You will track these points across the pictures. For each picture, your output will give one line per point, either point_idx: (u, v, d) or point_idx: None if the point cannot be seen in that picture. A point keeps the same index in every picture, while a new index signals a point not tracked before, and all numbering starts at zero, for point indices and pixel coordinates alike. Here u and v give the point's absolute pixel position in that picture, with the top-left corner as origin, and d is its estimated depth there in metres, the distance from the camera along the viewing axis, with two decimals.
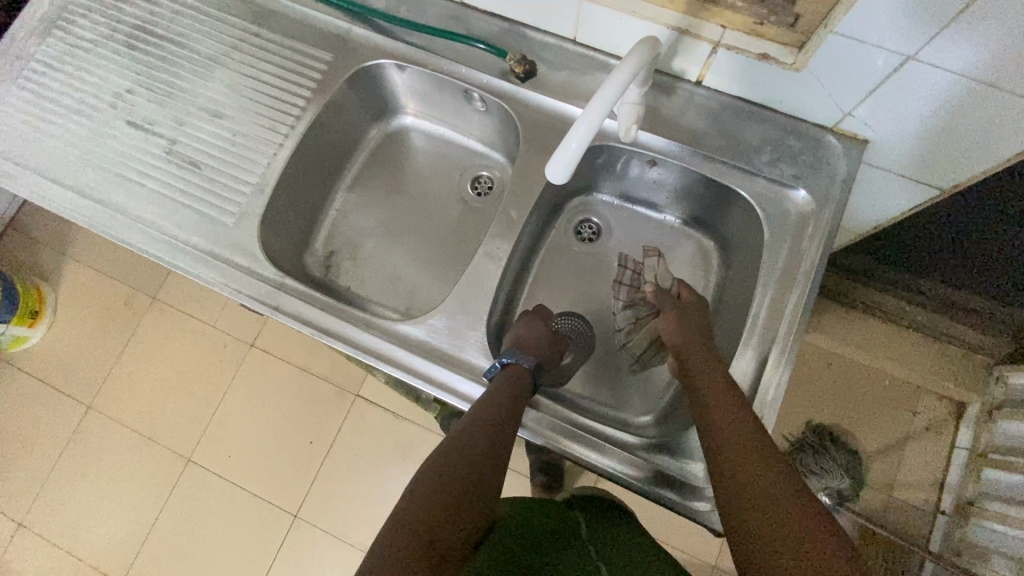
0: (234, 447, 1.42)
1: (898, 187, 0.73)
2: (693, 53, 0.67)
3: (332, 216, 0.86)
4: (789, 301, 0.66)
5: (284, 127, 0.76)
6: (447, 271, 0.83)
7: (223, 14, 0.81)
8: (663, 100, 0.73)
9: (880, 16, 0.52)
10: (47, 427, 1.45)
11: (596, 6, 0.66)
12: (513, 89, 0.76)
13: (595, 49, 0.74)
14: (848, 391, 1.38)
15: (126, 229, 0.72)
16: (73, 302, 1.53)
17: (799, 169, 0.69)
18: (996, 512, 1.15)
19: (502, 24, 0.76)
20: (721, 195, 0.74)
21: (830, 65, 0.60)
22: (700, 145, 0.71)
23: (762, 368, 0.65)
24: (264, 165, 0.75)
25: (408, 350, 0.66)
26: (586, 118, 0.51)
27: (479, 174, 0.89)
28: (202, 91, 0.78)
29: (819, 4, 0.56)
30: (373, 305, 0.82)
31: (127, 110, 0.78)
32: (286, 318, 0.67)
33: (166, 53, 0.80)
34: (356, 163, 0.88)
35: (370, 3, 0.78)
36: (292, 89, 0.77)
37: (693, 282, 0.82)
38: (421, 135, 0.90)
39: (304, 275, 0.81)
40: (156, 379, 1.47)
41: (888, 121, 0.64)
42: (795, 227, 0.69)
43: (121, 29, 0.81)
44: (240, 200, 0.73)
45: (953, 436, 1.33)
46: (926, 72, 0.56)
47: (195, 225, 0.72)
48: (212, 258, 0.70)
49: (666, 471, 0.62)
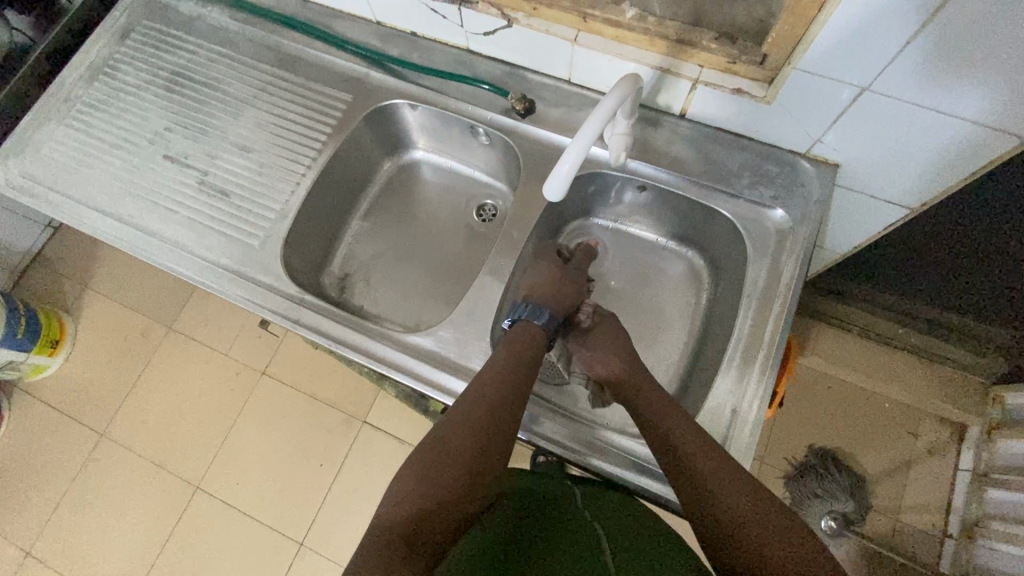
0: (242, 474, 1.43)
1: (871, 207, 0.79)
2: (675, 89, 0.75)
3: (348, 241, 0.92)
4: (773, 310, 0.71)
5: (307, 160, 0.84)
6: (454, 291, 0.89)
7: (252, 61, 0.90)
8: (650, 132, 0.80)
9: (835, 52, 0.60)
10: (61, 456, 1.48)
11: (587, 50, 0.75)
12: (514, 124, 0.84)
13: (587, 88, 0.82)
14: (849, 414, 1.39)
15: (160, 252, 0.78)
16: (93, 333, 1.58)
17: (777, 192, 0.76)
18: (1002, 532, 1.15)
19: (504, 68, 0.85)
20: (707, 216, 0.80)
21: (797, 97, 0.67)
22: (686, 171, 0.78)
23: (749, 373, 0.69)
24: (288, 194, 0.82)
25: (417, 359, 0.70)
26: (578, 142, 0.58)
27: (484, 202, 0.96)
28: (233, 128, 0.86)
29: (782, 44, 0.63)
30: (385, 322, 0.87)
31: (163, 146, 0.86)
32: (306, 330, 0.72)
33: (200, 95, 0.89)
34: (370, 192, 0.95)
35: (386, 51, 0.87)
36: (314, 126, 0.85)
37: (686, 298, 0.86)
38: (430, 167, 0.97)
39: (322, 295, 0.87)
40: (169, 406, 1.50)
41: (853, 146, 0.71)
42: (776, 243, 0.74)
43: (161, 75, 0.90)
44: (265, 225, 0.80)
45: (956, 459, 1.34)
46: (880, 100, 0.63)
47: (223, 247, 0.78)
48: (239, 277, 0.76)
49: (660, 469, 0.67)
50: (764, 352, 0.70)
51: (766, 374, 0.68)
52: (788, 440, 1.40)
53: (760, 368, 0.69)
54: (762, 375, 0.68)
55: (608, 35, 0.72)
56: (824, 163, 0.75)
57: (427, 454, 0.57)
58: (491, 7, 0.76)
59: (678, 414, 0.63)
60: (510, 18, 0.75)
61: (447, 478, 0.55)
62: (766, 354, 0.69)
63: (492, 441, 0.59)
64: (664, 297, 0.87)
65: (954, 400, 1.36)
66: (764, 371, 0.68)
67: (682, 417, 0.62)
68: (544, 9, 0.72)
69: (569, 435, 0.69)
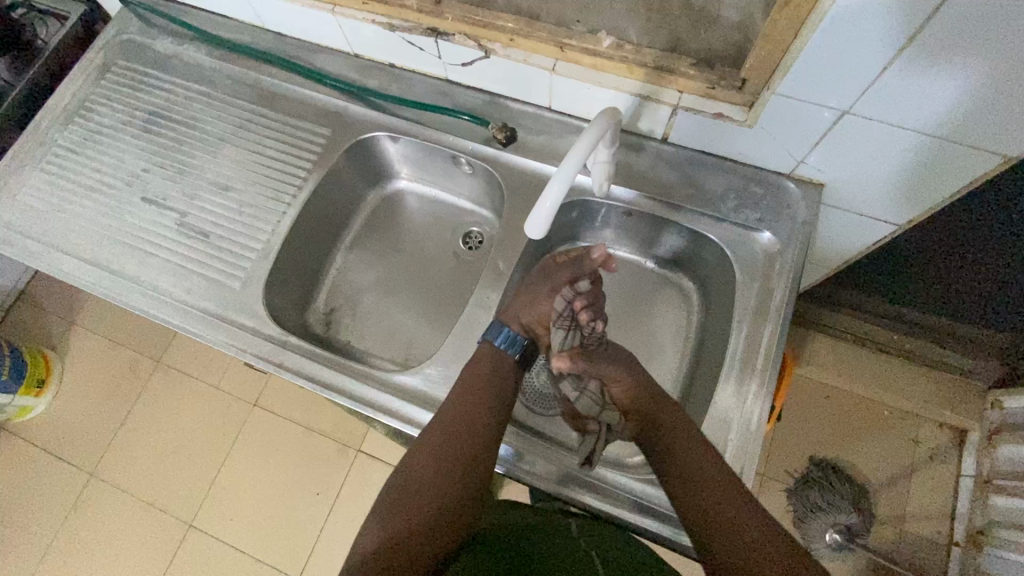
0: (236, 509, 1.40)
1: (859, 225, 0.78)
2: (656, 115, 0.74)
3: (333, 275, 0.91)
4: (764, 334, 0.70)
5: (286, 196, 0.82)
6: (443, 323, 0.87)
7: (230, 98, 0.89)
8: (633, 156, 0.79)
9: (813, 77, 0.60)
10: (51, 498, 1.45)
11: (566, 79, 0.74)
12: (496, 153, 0.83)
13: (568, 115, 0.82)
14: (849, 423, 1.38)
15: (139, 298, 0.77)
16: (81, 370, 1.56)
17: (763, 213, 0.75)
18: (1008, 540, 1.14)
19: (484, 97, 0.84)
20: (694, 239, 0.79)
21: (777, 120, 0.67)
22: (670, 196, 0.77)
23: (743, 400, 0.68)
24: (269, 232, 0.80)
25: (404, 400, 0.69)
26: (559, 176, 0.57)
27: (470, 230, 0.94)
28: (211, 167, 0.85)
29: (760, 69, 0.63)
30: (372, 359, 0.85)
31: (141, 188, 0.84)
32: (289, 374, 0.70)
33: (178, 134, 0.87)
34: (355, 225, 0.94)
35: (365, 83, 0.87)
36: (294, 162, 0.84)
37: (677, 321, 0.85)
38: (414, 197, 0.96)
39: (307, 333, 0.85)
40: (160, 443, 1.47)
41: (838, 167, 0.70)
42: (763, 266, 0.74)
43: (138, 115, 0.89)
44: (246, 265, 0.78)
45: (958, 465, 1.32)
46: (861, 123, 0.63)
47: (203, 290, 0.77)
48: (219, 321, 0.74)
49: (653, 504, 0.66)
50: (756, 379, 0.68)
51: (760, 401, 0.67)
52: (789, 453, 1.38)
53: (753, 395, 0.68)
54: (757, 403, 0.67)
55: (586, 63, 0.71)
56: (809, 182, 0.74)
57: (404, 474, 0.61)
58: (468, 39, 0.75)
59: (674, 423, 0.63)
60: (487, 49, 0.75)
61: (425, 492, 0.59)
62: (760, 381, 0.68)
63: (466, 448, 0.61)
64: (656, 321, 0.86)
65: (950, 403, 1.36)
66: (758, 398, 0.67)
67: (677, 424, 0.63)
68: (520, 40, 0.72)
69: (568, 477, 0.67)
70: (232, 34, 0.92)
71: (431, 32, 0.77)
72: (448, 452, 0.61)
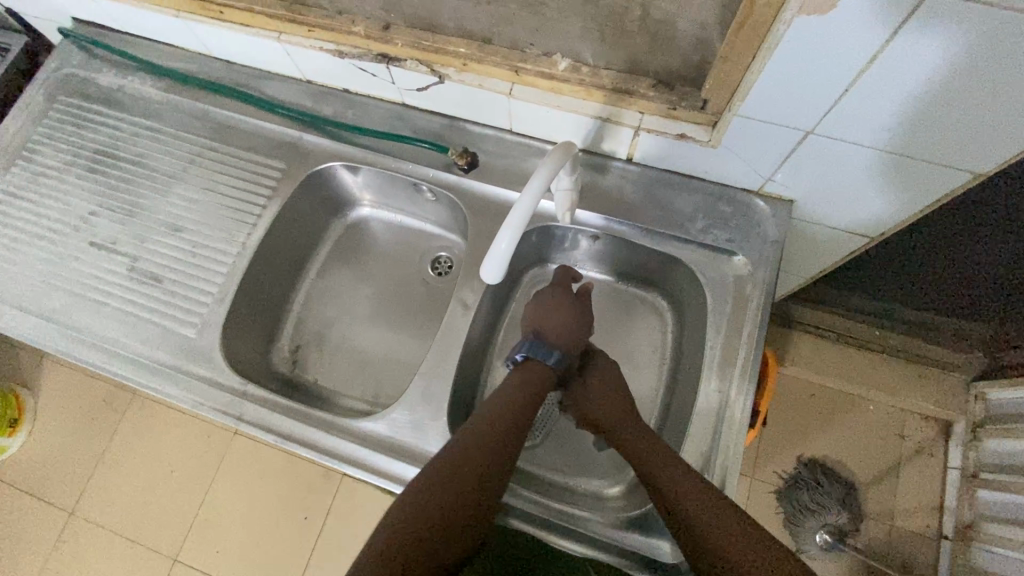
0: (223, 541, 1.38)
1: (831, 238, 0.77)
2: (618, 137, 0.72)
3: (297, 310, 0.88)
4: (738, 359, 0.68)
5: (241, 235, 0.79)
6: (412, 356, 0.84)
7: (180, 132, 0.86)
8: (598, 178, 0.77)
9: (773, 101, 0.58)
10: (30, 540, 1.41)
11: (523, 103, 0.71)
12: (457, 179, 0.80)
13: (530, 137, 0.79)
14: (834, 422, 1.37)
15: (92, 352, 0.73)
16: (55, 406, 1.51)
17: (732, 233, 0.73)
18: (997, 535, 1.12)
19: (443, 121, 0.81)
20: (665, 261, 0.77)
21: (740, 140, 0.65)
22: (638, 218, 0.75)
23: (718, 429, 0.67)
24: (224, 274, 0.77)
25: (369, 448, 0.67)
26: (522, 202, 0.54)
27: (438, 255, 0.91)
28: (163, 207, 0.81)
29: (721, 90, 0.60)
30: (340, 398, 0.82)
31: (89, 233, 0.81)
32: (250, 427, 0.68)
33: (126, 173, 0.84)
34: (319, 255, 0.90)
35: (319, 111, 0.83)
36: (249, 198, 0.81)
37: (653, 342, 0.83)
38: (378, 223, 0.92)
39: (270, 374, 0.82)
40: (141, 477, 1.44)
41: (806, 184, 0.68)
42: (735, 288, 0.72)
43: (83, 155, 0.85)
44: (201, 311, 0.75)
45: (945, 458, 1.32)
46: (826, 142, 0.61)
47: (158, 340, 0.74)
48: (175, 372, 0.72)
49: (638, 550, 0.63)
50: (730, 410, 0.67)
51: (735, 431, 0.66)
52: (776, 454, 1.36)
53: (727, 425, 0.66)
54: (732, 433, 0.66)
55: (543, 87, 0.68)
56: (779, 199, 0.73)
57: (451, 459, 0.59)
58: (419, 64, 0.72)
59: (648, 446, 0.64)
60: (440, 74, 0.72)
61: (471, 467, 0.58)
62: (734, 412, 0.66)
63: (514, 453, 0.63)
64: (631, 344, 0.84)
65: (937, 398, 1.30)
66: (734, 428, 0.66)
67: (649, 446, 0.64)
68: (474, 64, 0.69)
69: (538, 520, 0.65)
70: (178, 63, 0.88)
71: (382, 58, 0.73)
72: (491, 448, 0.61)
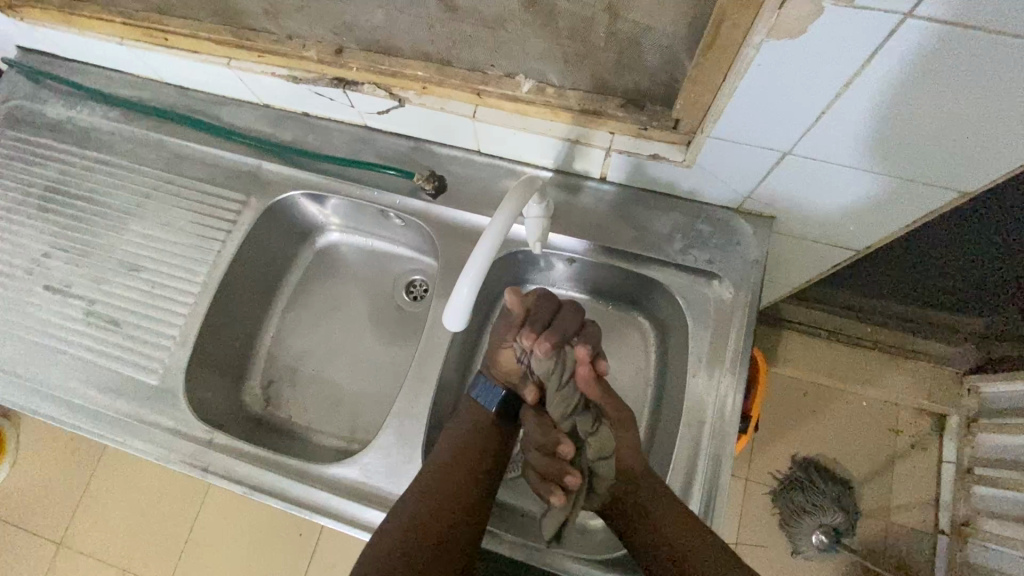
0: (212, 568, 1.30)
1: (817, 251, 0.74)
2: (589, 157, 0.69)
3: (268, 343, 0.85)
4: (721, 387, 0.66)
5: (201, 273, 0.76)
6: (387, 387, 0.81)
7: (136, 164, 0.82)
8: (572, 199, 0.74)
9: (747, 123, 0.54)
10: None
11: (489, 125, 0.68)
12: (425, 204, 0.77)
13: (499, 157, 0.75)
14: (826, 419, 1.30)
15: (50, 403, 0.71)
16: (36, 438, 1.44)
17: (711, 253, 0.70)
18: (993, 533, 1.08)
19: (409, 143, 0.78)
20: (644, 282, 0.74)
21: (716, 160, 0.62)
22: (614, 240, 0.72)
23: (699, 460, 0.64)
24: (185, 315, 0.74)
25: (340, 496, 0.64)
26: (488, 237, 0.52)
27: (412, 279, 0.87)
28: (121, 245, 0.78)
29: (691, 110, 0.57)
30: (316, 435, 0.79)
31: (43, 275, 0.77)
32: (215, 478, 0.66)
33: (79, 211, 0.80)
34: (287, 286, 0.87)
35: (278, 137, 0.80)
36: (209, 232, 0.78)
37: (636, 363, 0.80)
38: (349, 248, 0.88)
39: (241, 414, 0.79)
40: (125, 504, 1.35)
41: (785, 202, 0.65)
42: (715, 311, 0.69)
43: (33, 192, 0.82)
44: (162, 355, 0.72)
45: (938, 450, 1.26)
46: (804, 162, 0.58)
47: (118, 388, 0.71)
48: (137, 423, 0.69)
49: None
50: (713, 443, 0.65)
51: (717, 463, 0.64)
52: (771, 455, 1.30)
53: (712, 457, 0.64)
54: (717, 465, 0.64)
55: (508, 109, 0.65)
56: (759, 217, 0.70)
57: (413, 500, 0.59)
58: (377, 88, 0.68)
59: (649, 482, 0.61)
60: (400, 98, 0.68)
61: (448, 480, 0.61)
62: (717, 441, 0.64)
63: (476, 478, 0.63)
64: (614, 366, 0.81)
65: (930, 393, 1.25)
66: (718, 460, 0.64)
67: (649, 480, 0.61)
68: (434, 88, 0.65)
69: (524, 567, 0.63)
70: (129, 90, 0.83)
71: (338, 83, 0.69)
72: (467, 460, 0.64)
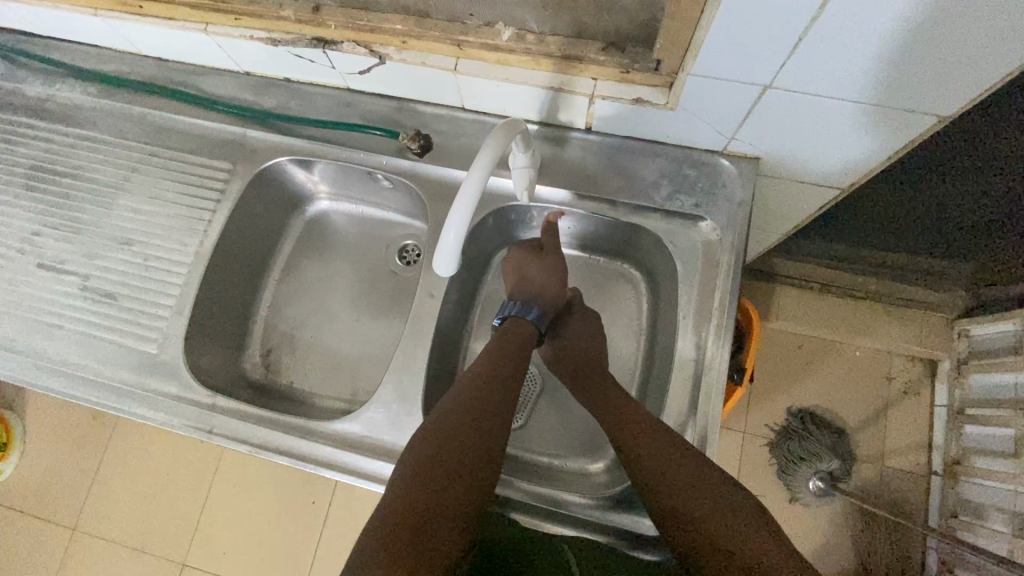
0: (227, 543, 1.33)
1: (802, 191, 0.74)
2: (573, 107, 0.69)
3: (265, 313, 0.85)
4: (711, 328, 0.67)
5: (193, 243, 0.76)
6: (383, 349, 0.82)
7: (119, 139, 0.82)
8: (558, 152, 0.74)
9: (726, 56, 0.54)
10: (28, 563, 1.36)
11: (471, 78, 0.68)
12: (412, 164, 0.77)
13: (484, 113, 0.75)
14: (819, 370, 1.31)
15: (53, 377, 0.72)
16: (44, 426, 1.45)
17: (698, 198, 0.71)
18: (983, 468, 1.11)
19: (392, 104, 0.78)
20: (633, 231, 0.75)
21: (698, 101, 0.62)
22: (601, 189, 0.73)
23: (691, 398, 0.66)
24: (179, 285, 0.75)
25: (344, 449, 0.66)
26: (471, 180, 0.53)
27: (405, 244, 0.87)
28: (111, 221, 0.78)
29: (671, 48, 0.57)
30: (318, 399, 0.81)
31: (36, 254, 0.78)
32: (221, 439, 0.67)
33: (67, 189, 0.80)
34: (281, 255, 0.87)
35: (261, 104, 0.79)
36: (197, 202, 0.78)
37: (629, 315, 0.81)
38: (339, 214, 0.89)
39: (242, 382, 0.80)
40: (135, 488, 1.38)
41: (767, 141, 0.66)
42: (704, 255, 0.70)
43: (19, 172, 0.81)
44: (161, 325, 0.73)
45: (931, 395, 1.27)
46: (785, 96, 0.58)
47: (119, 359, 0.72)
48: (142, 391, 0.70)
49: (621, 527, 0.63)
50: (705, 382, 0.66)
51: (710, 400, 0.65)
52: (767, 407, 1.31)
53: (705, 394, 0.66)
54: (709, 402, 0.65)
55: (489, 59, 0.65)
56: (744, 159, 0.70)
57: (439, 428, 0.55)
58: (357, 46, 0.68)
59: (654, 433, 0.59)
60: (380, 55, 0.68)
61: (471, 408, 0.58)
62: (711, 378, 0.66)
63: (483, 457, 0.54)
64: (608, 318, 0.83)
65: (921, 338, 1.25)
66: (711, 398, 0.65)
67: (656, 432, 0.59)
68: (414, 42, 0.65)
69: (531, 509, 0.65)
70: (107, 65, 0.83)
71: (317, 43, 0.69)
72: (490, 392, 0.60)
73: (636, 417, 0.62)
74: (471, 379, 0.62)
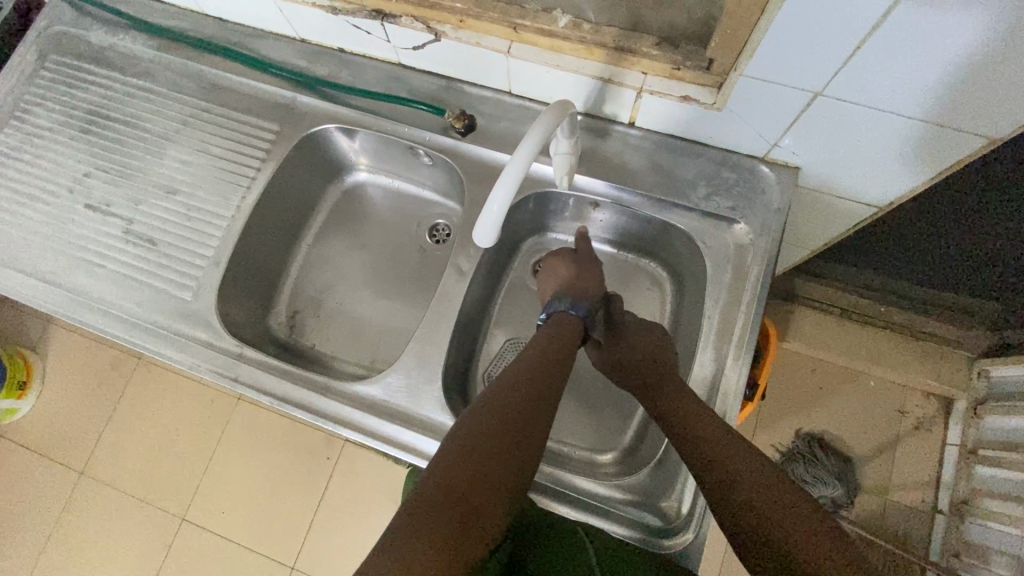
0: (228, 502, 1.35)
1: (838, 206, 0.75)
2: (620, 99, 0.70)
3: (294, 278, 0.87)
4: (734, 331, 0.68)
5: (235, 198, 0.78)
6: (407, 320, 0.83)
7: (174, 92, 0.84)
8: (599, 143, 0.75)
9: (780, 56, 0.54)
10: (35, 500, 1.39)
11: (522, 62, 0.69)
12: (455, 143, 0.78)
13: (529, 100, 0.77)
14: (833, 397, 1.30)
15: (89, 312, 0.74)
16: (62, 371, 1.48)
17: (734, 201, 0.71)
18: (992, 511, 1.07)
19: (439, 82, 0.79)
20: (665, 228, 0.76)
21: (746, 102, 0.62)
22: (640, 184, 0.73)
23: (709, 399, 0.66)
24: (218, 237, 0.77)
25: (363, 410, 0.67)
26: (517, 159, 0.55)
27: (436, 223, 0.88)
28: (158, 169, 0.81)
29: (726, 48, 0.58)
30: (337, 363, 0.82)
31: (84, 194, 0.80)
32: (244, 388, 0.69)
33: (119, 135, 0.83)
34: (316, 222, 0.89)
35: (314, 71, 0.81)
36: (244, 159, 0.80)
37: (651, 312, 0.82)
38: (376, 187, 0.90)
39: (267, 338, 0.82)
40: (144, 439, 1.41)
41: (813, 150, 0.66)
42: (734, 258, 0.71)
43: (76, 115, 0.84)
44: (196, 274, 0.75)
45: (943, 433, 1.25)
46: (834, 105, 0.58)
47: (154, 302, 0.74)
48: (170, 335, 0.72)
49: (633, 518, 0.63)
50: (723, 382, 0.66)
51: (731, 403, 0.65)
52: (775, 426, 1.30)
53: (722, 392, 0.66)
54: (726, 405, 0.65)
55: (543, 44, 0.66)
56: (784, 167, 0.70)
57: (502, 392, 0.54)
58: (415, 21, 0.70)
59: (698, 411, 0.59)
60: (436, 32, 0.70)
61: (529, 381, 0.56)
62: (730, 376, 0.66)
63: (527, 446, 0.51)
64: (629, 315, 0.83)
65: (936, 373, 1.23)
66: (729, 398, 0.65)
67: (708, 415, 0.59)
68: (472, 21, 0.67)
69: (542, 488, 0.66)
70: (170, 21, 0.85)
71: (377, 14, 0.71)
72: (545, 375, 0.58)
73: (671, 406, 0.60)
74: (527, 361, 0.59)
